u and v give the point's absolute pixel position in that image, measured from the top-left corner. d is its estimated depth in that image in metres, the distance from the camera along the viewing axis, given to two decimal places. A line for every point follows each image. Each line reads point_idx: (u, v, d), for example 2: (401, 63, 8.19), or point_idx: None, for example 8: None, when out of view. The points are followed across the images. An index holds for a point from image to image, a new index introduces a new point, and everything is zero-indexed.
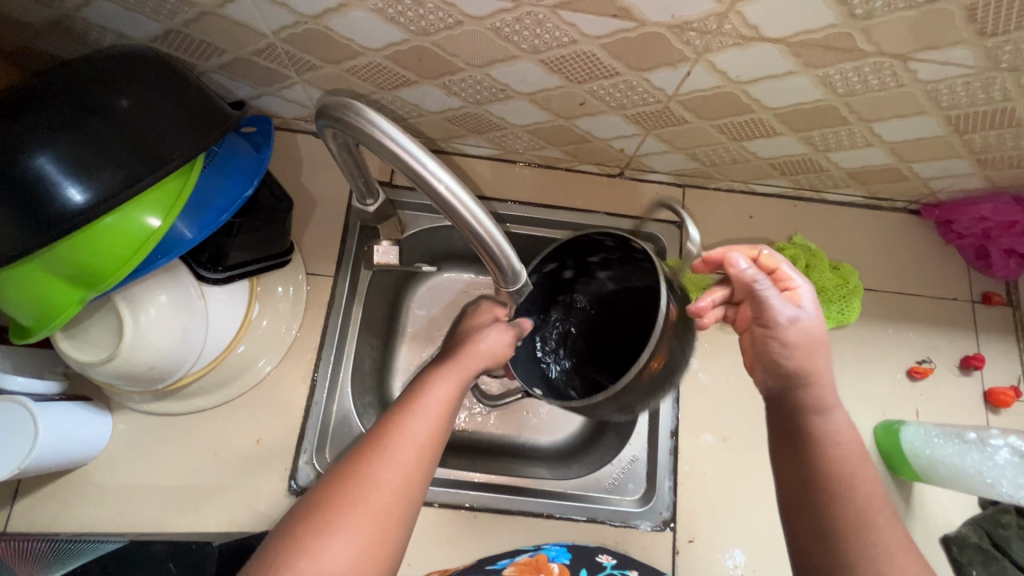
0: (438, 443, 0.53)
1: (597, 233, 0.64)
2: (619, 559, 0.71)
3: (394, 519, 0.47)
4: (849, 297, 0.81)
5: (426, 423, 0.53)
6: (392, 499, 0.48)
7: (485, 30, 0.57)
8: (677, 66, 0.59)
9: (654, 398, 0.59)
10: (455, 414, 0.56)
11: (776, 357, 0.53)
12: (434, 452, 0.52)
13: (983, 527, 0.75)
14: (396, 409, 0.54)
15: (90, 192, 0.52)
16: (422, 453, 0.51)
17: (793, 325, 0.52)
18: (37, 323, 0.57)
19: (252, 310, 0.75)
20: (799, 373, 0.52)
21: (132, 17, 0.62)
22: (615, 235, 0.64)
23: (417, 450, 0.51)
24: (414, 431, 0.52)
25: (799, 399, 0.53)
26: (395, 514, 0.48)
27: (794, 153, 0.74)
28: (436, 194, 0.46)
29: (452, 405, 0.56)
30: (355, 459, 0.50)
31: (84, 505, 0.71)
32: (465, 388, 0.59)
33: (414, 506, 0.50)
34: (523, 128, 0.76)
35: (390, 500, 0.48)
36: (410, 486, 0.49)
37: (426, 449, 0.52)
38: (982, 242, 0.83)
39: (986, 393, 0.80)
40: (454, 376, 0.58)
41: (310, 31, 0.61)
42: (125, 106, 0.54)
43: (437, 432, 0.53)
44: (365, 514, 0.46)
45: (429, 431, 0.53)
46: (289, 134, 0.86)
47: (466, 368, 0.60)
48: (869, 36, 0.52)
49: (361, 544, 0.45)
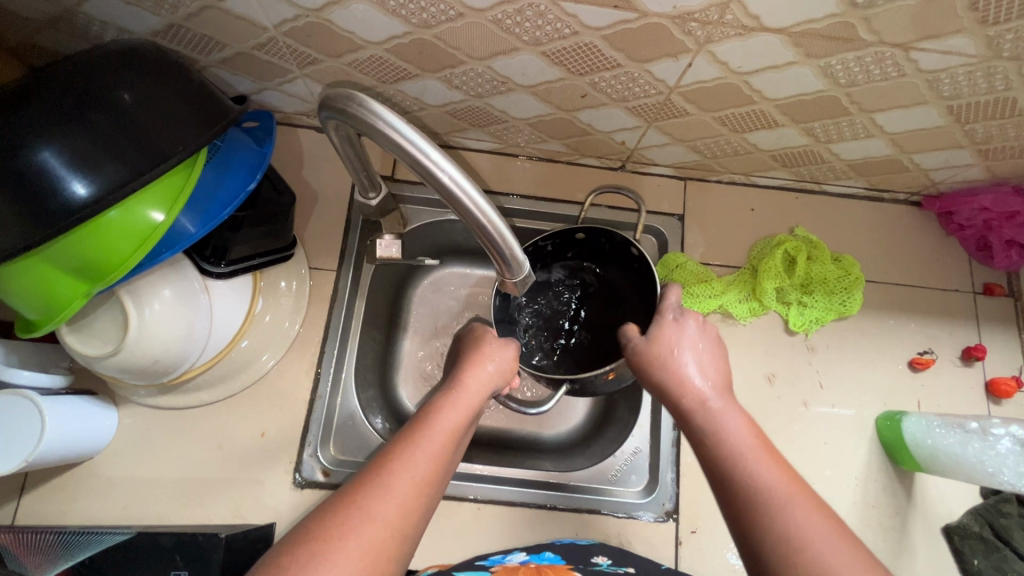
0: (438, 479, 0.53)
1: (545, 239, 0.76)
2: (613, 551, 0.70)
3: (389, 555, 0.46)
4: (851, 289, 0.82)
5: (427, 457, 0.53)
6: (389, 534, 0.47)
7: (487, 22, 0.57)
8: (678, 58, 0.59)
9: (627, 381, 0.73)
10: (455, 450, 0.57)
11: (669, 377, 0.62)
12: (434, 487, 0.52)
13: (984, 516, 0.75)
14: (397, 440, 0.54)
15: (94, 186, 0.52)
16: (422, 488, 0.51)
17: (652, 346, 0.65)
18: (42, 318, 0.57)
19: (256, 305, 0.76)
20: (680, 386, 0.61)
21: (134, 12, 0.62)
22: (555, 238, 0.77)
23: (416, 483, 0.50)
24: (416, 465, 0.52)
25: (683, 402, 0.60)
26: (390, 548, 0.46)
27: (795, 145, 0.74)
28: (439, 183, 0.46)
29: (454, 442, 0.57)
30: (351, 489, 0.49)
31: (91, 498, 0.71)
32: (466, 425, 0.60)
33: (410, 540, 0.48)
34: (525, 122, 0.77)
35: (387, 535, 0.46)
36: (408, 520, 0.48)
37: (427, 483, 0.51)
38: (983, 233, 0.83)
39: (987, 383, 0.81)
40: (456, 415, 0.59)
41: (312, 25, 0.61)
42: (127, 100, 0.54)
43: (438, 466, 0.53)
44: (360, 548, 0.45)
45: (430, 464, 0.52)
46: (290, 129, 0.86)
47: (469, 403, 0.62)
48: (871, 26, 0.52)
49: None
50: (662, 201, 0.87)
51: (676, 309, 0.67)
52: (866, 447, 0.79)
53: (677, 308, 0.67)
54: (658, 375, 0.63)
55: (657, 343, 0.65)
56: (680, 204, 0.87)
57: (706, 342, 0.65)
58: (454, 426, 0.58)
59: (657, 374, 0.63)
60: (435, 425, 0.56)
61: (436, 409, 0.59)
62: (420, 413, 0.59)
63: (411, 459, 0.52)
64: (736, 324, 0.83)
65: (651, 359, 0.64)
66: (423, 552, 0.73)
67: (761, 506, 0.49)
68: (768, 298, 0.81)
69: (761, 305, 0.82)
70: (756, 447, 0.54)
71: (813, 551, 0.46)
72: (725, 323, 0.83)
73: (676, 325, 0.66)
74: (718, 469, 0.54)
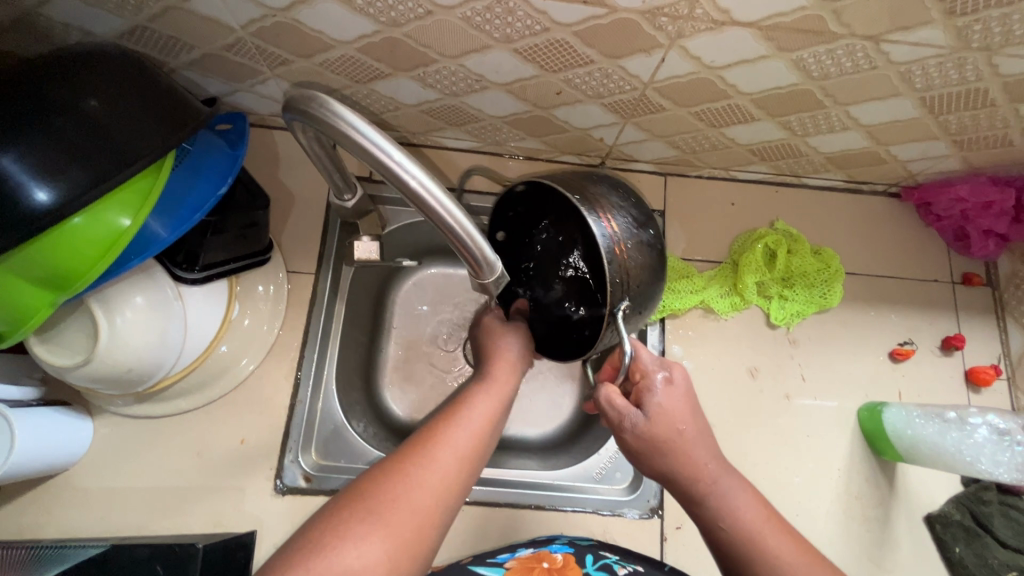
0: (481, 453, 0.55)
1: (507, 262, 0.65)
2: (623, 553, 0.67)
3: (433, 522, 0.49)
4: (831, 281, 0.83)
5: (470, 433, 0.55)
6: (430, 502, 0.49)
7: (456, 20, 0.56)
8: (651, 53, 0.58)
9: (641, 238, 0.55)
10: (496, 429, 0.58)
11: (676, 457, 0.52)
12: (477, 461, 0.55)
13: (965, 505, 0.76)
14: (441, 418, 0.57)
15: (55, 193, 0.51)
16: (468, 459, 0.53)
17: (651, 429, 0.51)
18: (8, 329, 0.56)
19: (233, 310, 0.74)
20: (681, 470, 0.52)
21: (97, 14, 0.60)
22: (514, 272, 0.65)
23: (462, 455, 0.53)
24: (456, 441, 0.54)
25: (687, 492, 0.53)
26: (430, 519, 0.49)
27: (772, 139, 0.74)
28: (406, 186, 0.46)
29: (497, 416, 0.59)
30: (396, 463, 0.51)
31: (66, 512, 0.70)
32: (506, 405, 0.62)
33: (453, 508, 0.51)
34: (502, 120, 0.76)
35: (428, 503, 0.49)
36: (453, 489, 0.51)
37: (471, 456, 0.54)
38: (961, 224, 0.84)
39: (967, 372, 0.81)
40: (497, 393, 0.61)
41: (279, 24, 0.60)
42: (91, 106, 0.53)
43: (481, 439, 0.56)
44: (405, 514, 0.48)
45: (473, 441, 0.55)
46: (265, 130, 0.85)
47: (506, 386, 0.62)
48: (841, 19, 0.52)
49: (402, 541, 0.46)
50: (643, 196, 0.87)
51: (659, 364, 0.53)
52: (849, 439, 0.79)
53: (660, 363, 0.53)
54: (660, 462, 0.52)
55: (660, 424, 0.51)
56: (660, 200, 0.87)
57: (685, 397, 0.52)
58: (493, 407, 0.59)
59: (662, 464, 0.52)
60: (476, 403, 0.59)
61: (475, 389, 0.61)
62: (455, 399, 0.61)
63: (456, 435, 0.54)
64: (719, 319, 0.83)
65: (658, 447, 0.51)
66: None
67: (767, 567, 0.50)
68: (750, 293, 0.81)
69: (743, 299, 0.82)
70: (766, 530, 0.51)
71: None
72: (708, 317, 0.83)
73: (668, 390, 0.52)
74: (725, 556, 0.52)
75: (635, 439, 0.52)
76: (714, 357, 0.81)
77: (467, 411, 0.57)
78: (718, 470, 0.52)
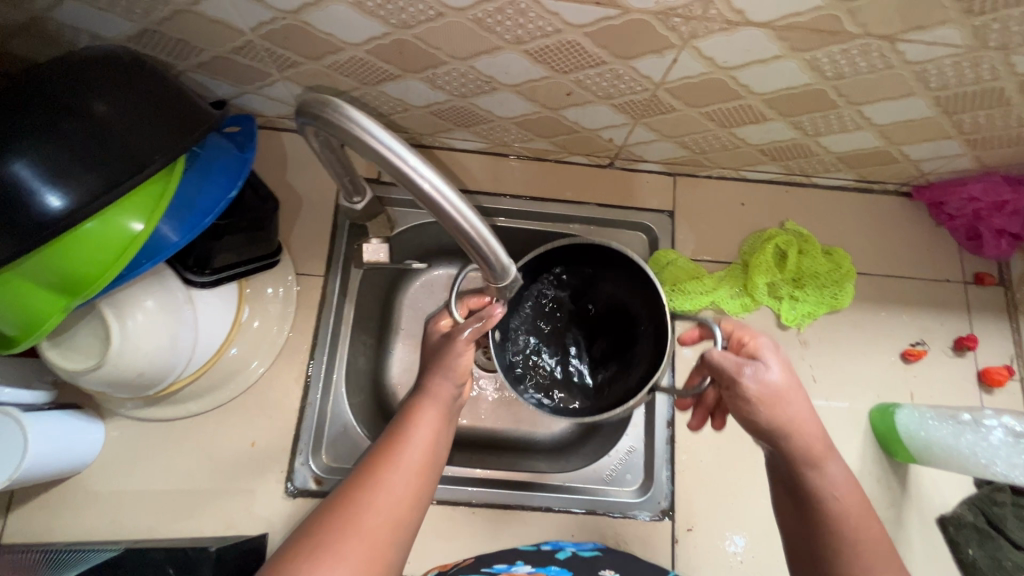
0: (432, 469, 0.59)
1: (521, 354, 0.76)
2: None
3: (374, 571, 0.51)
4: (842, 281, 0.82)
5: (418, 449, 0.58)
6: (372, 553, 0.51)
7: (467, 22, 0.56)
8: (663, 54, 0.58)
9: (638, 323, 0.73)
10: (436, 458, 0.60)
11: (794, 411, 0.55)
12: (419, 499, 0.56)
13: (978, 506, 0.76)
14: (380, 455, 0.58)
15: (68, 198, 0.51)
16: (417, 477, 0.57)
17: (774, 378, 0.55)
18: (21, 333, 0.56)
19: (242, 313, 0.74)
20: (796, 427, 0.54)
21: (105, 17, 0.60)
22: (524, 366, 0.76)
23: (413, 474, 0.57)
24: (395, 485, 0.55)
25: (794, 459, 0.55)
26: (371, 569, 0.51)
27: (783, 139, 0.74)
28: (420, 191, 0.46)
29: (436, 443, 0.60)
30: (350, 491, 0.55)
31: (78, 514, 0.70)
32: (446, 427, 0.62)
33: (410, 526, 0.55)
34: (511, 121, 0.76)
35: (370, 555, 0.51)
36: (407, 509, 0.55)
37: (420, 472, 0.57)
38: (973, 223, 0.83)
39: (980, 372, 0.81)
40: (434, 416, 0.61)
41: (289, 27, 0.60)
42: (100, 110, 0.53)
43: (426, 465, 0.58)
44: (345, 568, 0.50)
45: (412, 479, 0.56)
46: (273, 132, 0.84)
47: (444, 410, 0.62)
48: (856, 18, 0.51)
49: (359, 569, 0.50)
50: (653, 197, 0.86)
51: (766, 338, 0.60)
52: (861, 440, 0.79)
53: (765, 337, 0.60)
54: (784, 416, 0.54)
55: (781, 375, 0.56)
56: (669, 200, 0.86)
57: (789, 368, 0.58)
58: (431, 434, 0.60)
59: (782, 414, 0.54)
60: (416, 433, 0.59)
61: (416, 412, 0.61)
62: (395, 426, 0.61)
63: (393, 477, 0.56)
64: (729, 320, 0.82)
65: (779, 398, 0.55)
66: (417, 559, 0.72)
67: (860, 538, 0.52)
68: (760, 293, 0.81)
69: (754, 300, 0.82)
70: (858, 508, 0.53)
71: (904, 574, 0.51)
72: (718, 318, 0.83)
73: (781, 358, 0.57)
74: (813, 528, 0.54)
75: (756, 387, 0.55)
76: None
77: (413, 425, 0.60)
78: (828, 450, 0.55)
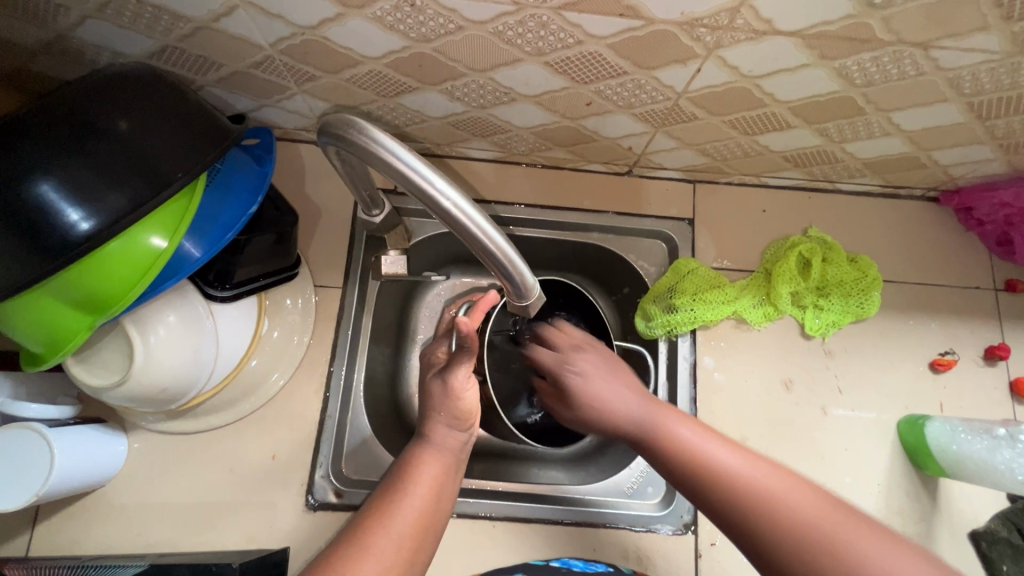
0: (428, 527, 0.56)
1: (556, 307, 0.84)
2: None
3: None
4: (869, 289, 0.80)
5: (414, 505, 0.56)
6: None
7: (487, 34, 0.55)
8: (687, 63, 0.57)
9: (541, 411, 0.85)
10: (438, 507, 0.58)
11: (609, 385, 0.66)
12: (417, 551, 0.54)
13: (1014, 521, 0.73)
14: (374, 505, 0.56)
15: (95, 219, 0.51)
16: (411, 536, 0.54)
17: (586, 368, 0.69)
18: (47, 350, 0.56)
19: (262, 326, 0.74)
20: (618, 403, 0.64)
21: (127, 34, 0.60)
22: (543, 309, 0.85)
23: (408, 529, 0.54)
24: (389, 536, 0.53)
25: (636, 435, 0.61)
26: None
27: (808, 145, 0.72)
28: (442, 209, 0.46)
29: (439, 493, 0.59)
30: (336, 551, 0.52)
31: (103, 528, 0.71)
32: (451, 478, 0.61)
33: None
34: (529, 131, 0.75)
35: None
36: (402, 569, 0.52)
37: (420, 525, 0.55)
38: (1004, 229, 0.81)
39: (1012, 383, 0.79)
40: (435, 463, 0.60)
41: (309, 42, 0.60)
42: (124, 128, 0.53)
43: (425, 515, 0.56)
44: None
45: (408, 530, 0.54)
46: (291, 143, 0.84)
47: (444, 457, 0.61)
48: (889, 26, 0.50)
49: None
50: (672, 205, 0.85)
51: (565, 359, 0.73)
52: (888, 453, 0.77)
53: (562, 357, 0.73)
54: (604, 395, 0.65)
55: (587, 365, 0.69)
56: (690, 208, 0.85)
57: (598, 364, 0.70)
58: (433, 482, 0.59)
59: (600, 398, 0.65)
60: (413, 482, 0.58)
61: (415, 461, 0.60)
62: (395, 474, 0.59)
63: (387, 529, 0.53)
64: (750, 329, 0.81)
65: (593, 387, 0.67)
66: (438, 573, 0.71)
67: (725, 478, 0.52)
68: (783, 303, 0.78)
69: (777, 309, 0.79)
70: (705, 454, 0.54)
71: (776, 499, 0.49)
72: (740, 328, 0.81)
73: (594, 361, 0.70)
74: (687, 481, 0.54)
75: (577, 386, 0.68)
76: (748, 368, 0.80)
77: (410, 477, 0.58)
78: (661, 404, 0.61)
